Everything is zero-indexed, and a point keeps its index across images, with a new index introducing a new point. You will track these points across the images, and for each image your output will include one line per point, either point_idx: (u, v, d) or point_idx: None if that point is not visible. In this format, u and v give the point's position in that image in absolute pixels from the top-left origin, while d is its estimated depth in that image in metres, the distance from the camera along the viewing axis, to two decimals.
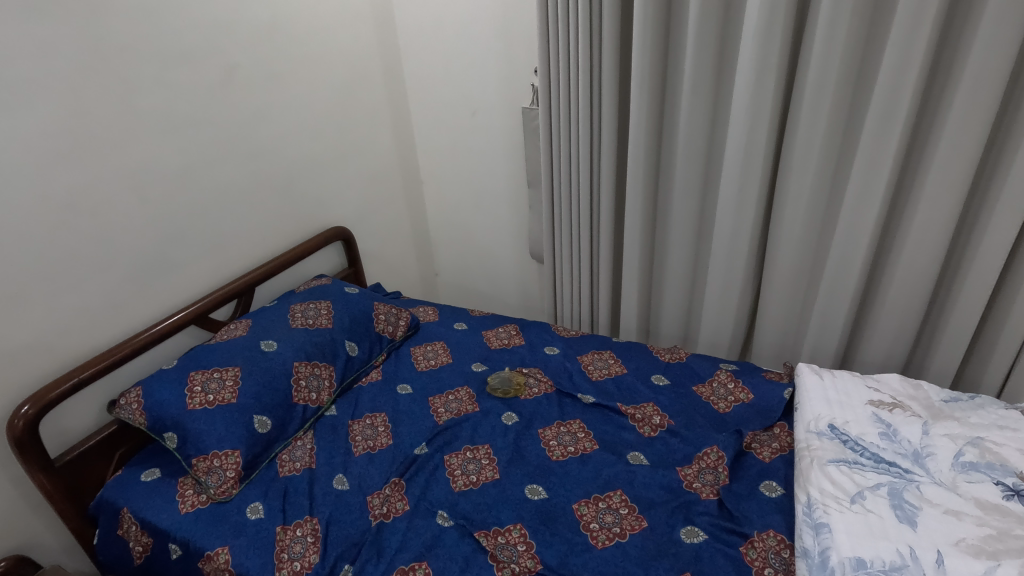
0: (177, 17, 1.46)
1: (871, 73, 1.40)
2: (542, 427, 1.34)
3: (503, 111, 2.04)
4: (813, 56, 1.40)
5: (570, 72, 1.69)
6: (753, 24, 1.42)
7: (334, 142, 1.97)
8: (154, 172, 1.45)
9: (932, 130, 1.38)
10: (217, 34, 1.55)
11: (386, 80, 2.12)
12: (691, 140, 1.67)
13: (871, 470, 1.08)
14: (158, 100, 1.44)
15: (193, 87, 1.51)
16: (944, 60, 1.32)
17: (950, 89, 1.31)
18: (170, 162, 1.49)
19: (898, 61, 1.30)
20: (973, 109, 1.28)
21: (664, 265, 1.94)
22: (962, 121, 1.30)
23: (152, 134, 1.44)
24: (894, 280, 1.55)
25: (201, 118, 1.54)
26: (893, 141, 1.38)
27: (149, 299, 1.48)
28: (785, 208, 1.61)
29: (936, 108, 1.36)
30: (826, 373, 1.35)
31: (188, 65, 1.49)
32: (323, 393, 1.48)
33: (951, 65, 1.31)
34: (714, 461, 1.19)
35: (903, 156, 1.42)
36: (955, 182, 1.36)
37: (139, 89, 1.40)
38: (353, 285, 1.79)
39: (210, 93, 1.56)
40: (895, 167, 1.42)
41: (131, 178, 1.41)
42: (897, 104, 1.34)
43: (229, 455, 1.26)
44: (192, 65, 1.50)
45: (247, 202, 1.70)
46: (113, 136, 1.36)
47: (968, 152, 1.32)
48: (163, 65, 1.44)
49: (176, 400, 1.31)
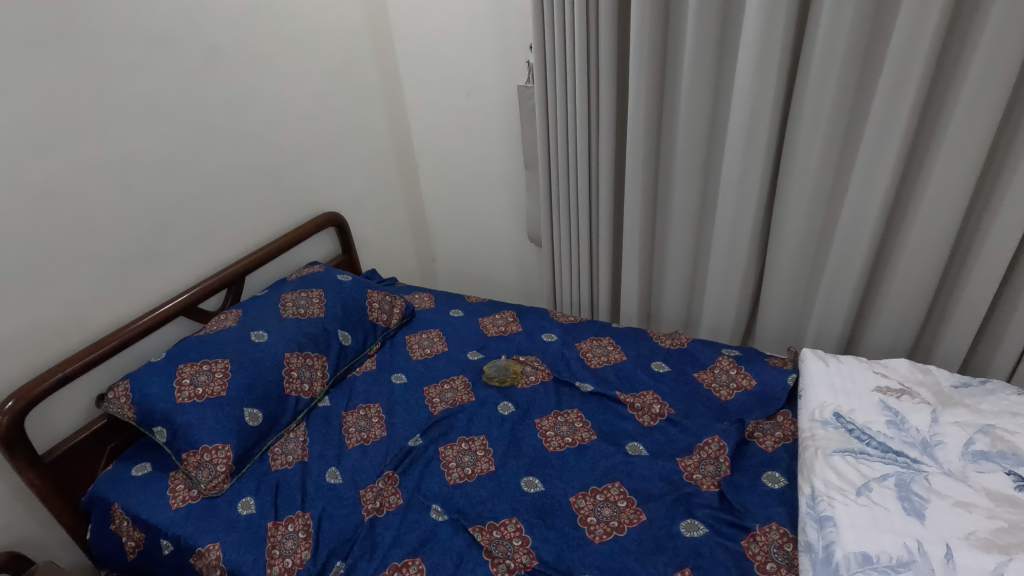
0: None
1: (882, 46, 1.33)
2: (539, 417, 1.31)
3: (499, 90, 1.97)
4: (820, 27, 1.33)
5: (567, 48, 1.62)
6: None
7: (324, 126, 1.91)
8: (137, 161, 1.41)
9: (944, 105, 1.32)
10: (196, 12, 1.49)
11: (377, 61, 2.05)
12: (692, 119, 1.61)
13: (877, 460, 1.05)
14: (136, 83, 1.38)
15: (174, 71, 1.46)
16: (959, 29, 1.25)
17: (964, 63, 1.25)
18: (153, 147, 1.43)
19: (910, 33, 1.23)
20: (988, 84, 1.21)
21: (666, 247, 1.89)
22: (976, 96, 1.23)
23: (132, 120, 1.38)
24: (903, 261, 1.50)
25: (183, 101, 1.48)
26: (904, 117, 1.32)
27: (135, 290, 1.45)
28: (791, 189, 1.56)
29: (949, 82, 1.29)
30: (831, 358, 1.31)
31: (167, 48, 1.43)
32: (316, 384, 1.45)
33: (966, 36, 1.24)
34: (715, 451, 1.16)
35: (914, 132, 1.35)
36: (968, 160, 1.30)
37: (117, 73, 1.34)
38: (346, 272, 1.75)
39: (192, 75, 1.50)
40: (905, 143, 1.35)
41: (113, 167, 1.36)
42: (908, 78, 1.28)
43: (219, 449, 1.24)
44: (172, 46, 1.44)
45: (233, 189, 1.65)
46: (91, 124, 1.31)
47: (982, 128, 1.25)
48: (142, 48, 1.38)
49: (165, 394, 1.29)
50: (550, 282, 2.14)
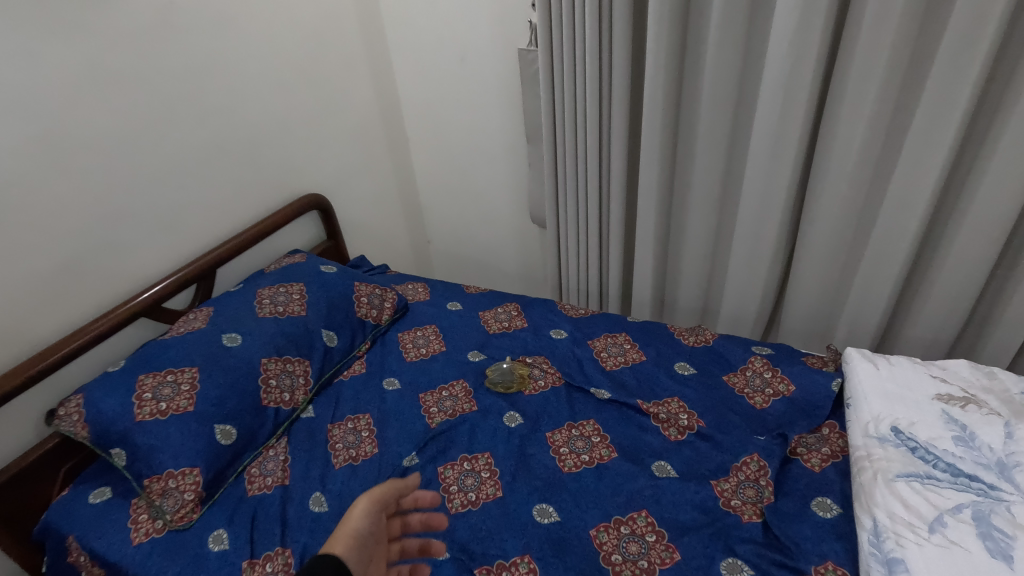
0: None
1: None
2: (551, 430, 1.16)
3: (497, 55, 1.76)
4: None
5: (577, 3, 1.42)
6: None
7: (303, 97, 1.70)
8: (82, 139, 1.21)
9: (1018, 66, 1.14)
10: None
11: (361, 22, 1.83)
12: (719, 85, 1.42)
13: (948, 486, 0.90)
14: (76, 46, 1.17)
15: (122, 32, 1.25)
16: None
17: None
18: (101, 124, 1.23)
19: None
20: None
21: (684, 229, 1.72)
22: None
23: (73, 91, 1.18)
24: (954, 248, 1.33)
25: (134, 70, 1.28)
26: (972, 80, 1.14)
27: (87, 289, 1.26)
28: (831, 165, 1.38)
29: None
30: (881, 360, 1.16)
31: (112, 5, 1.22)
32: (298, 392, 1.28)
33: None
34: (755, 473, 1.01)
35: (980, 98, 1.17)
36: None
37: (52, 35, 1.13)
38: (330, 262, 1.57)
39: (145, 39, 1.29)
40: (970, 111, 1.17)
41: (52, 147, 1.17)
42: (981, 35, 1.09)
43: (186, 474, 1.08)
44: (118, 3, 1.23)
45: (201, 171, 1.45)
46: (22, 95, 1.11)
47: None
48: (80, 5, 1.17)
49: (123, 410, 1.12)
50: (555, 267, 1.96)
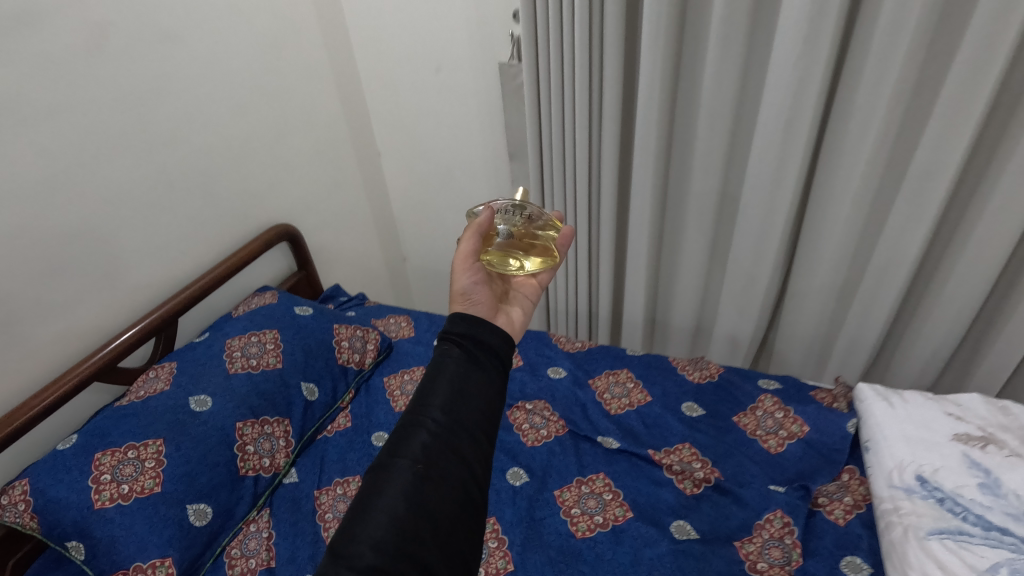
0: None
1: (957, 30, 1.08)
2: (559, 488, 1.08)
3: (474, 67, 1.62)
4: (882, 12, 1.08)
5: (565, 29, 1.31)
6: None
7: (267, 119, 1.53)
8: (19, 191, 1.05)
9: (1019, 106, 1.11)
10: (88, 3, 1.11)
11: (326, 36, 1.65)
12: (717, 108, 1.32)
13: (982, 543, 0.86)
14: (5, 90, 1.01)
15: (60, 69, 1.08)
16: None
17: None
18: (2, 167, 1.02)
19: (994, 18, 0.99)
20: None
21: (679, 251, 1.64)
22: None
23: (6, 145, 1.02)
24: (956, 268, 1.30)
25: (45, 96, 1.06)
26: (973, 118, 1.10)
27: (34, 355, 1.11)
28: (833, 186, 1.32)
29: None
30: (895, 398, 1.12)
31: (53, 49, 1.06)
32: (279, 456, 1.18)
33: None
34: (778, 531, 0.96)
35: (980, 134, 1.14)
36: None
37: None
38: (305, 301, 1.44)
39: (88, 79, 1.12)
40: (969, 149, 1.14)
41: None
42: (987, 72, 1.04)
43: (156, 566, 0.97)
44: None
45: (155, 217, 1.29)
46: None
47: None
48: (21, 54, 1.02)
49: (78, 497, 0.98)
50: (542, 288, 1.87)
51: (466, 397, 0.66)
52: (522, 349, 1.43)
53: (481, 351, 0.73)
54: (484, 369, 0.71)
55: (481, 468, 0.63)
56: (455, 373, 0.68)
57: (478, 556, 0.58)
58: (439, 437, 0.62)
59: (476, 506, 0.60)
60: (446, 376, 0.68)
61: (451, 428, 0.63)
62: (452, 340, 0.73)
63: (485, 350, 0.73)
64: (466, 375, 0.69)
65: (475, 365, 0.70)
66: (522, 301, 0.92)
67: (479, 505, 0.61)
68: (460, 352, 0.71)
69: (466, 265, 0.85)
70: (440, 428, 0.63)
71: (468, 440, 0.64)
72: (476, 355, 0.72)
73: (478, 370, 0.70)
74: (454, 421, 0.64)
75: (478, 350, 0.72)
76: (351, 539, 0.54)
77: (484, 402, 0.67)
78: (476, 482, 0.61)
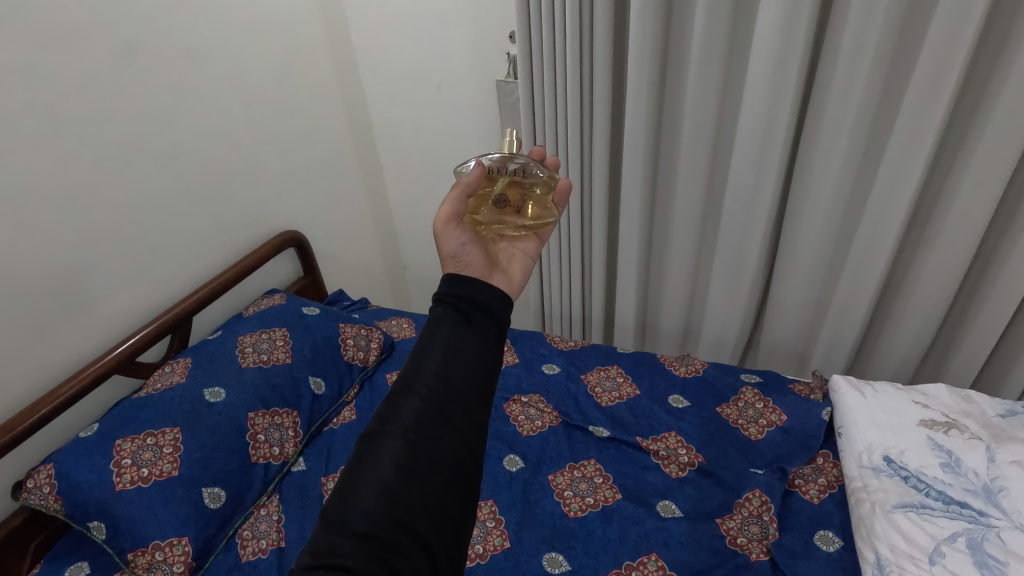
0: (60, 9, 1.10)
1: (913, 50, 1.19)
2: (553, 472, 1.15)
3: (473, 84, 1.73)
4: (846, 35, 1.19)
5: (557, 50, 1.41)
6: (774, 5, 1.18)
7: (278, 132, 1.62)
8: (53, 196, 1.13)
9: (972, 119, 1.21)
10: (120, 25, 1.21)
11: (334, 56, 1.76)
12: (699, 122, 1.42)
13: (942, 515, 0.93)
14: (43, 103, 1.10)
15: (94, 85, 1.17)
16: (990, 46, 1.14)
17: (1000, 76, 1.13)
18: (37, 172, 1.10)
19: (944, 40, 1.10)
20: None
21: (667, 257, 1.73)
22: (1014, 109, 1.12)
23: (42, 153, 1.11)
24: (924, 269, 1.39)
25: (77, 108, 1.15)
26: (930, 131, 1.20)
27: (58, 349, 1.18)
28: (807, 194, 1.41)
29: (982, 92, 1.18)
30: (866, 388, 1.20)
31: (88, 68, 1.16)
32: (288, 445, 1.24)
33: (1004, 43, 1.12)
34: (757, 508, 1.04)
35: (939, 145, 1.24)
36: (996, 173, 1.19)
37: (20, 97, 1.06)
38: (312, 302, 1.52)
39: (117, 94, 1.22)
40: (929, 159, 1.23)
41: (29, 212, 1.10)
42: (941, 89, 1.14)
43: (174, 544, 1.02)
44: (49, 22, 1.09)
45: (173, 222, 1.37)
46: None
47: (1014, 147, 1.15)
48: (58, 72, 1.11)
49: (100, 480, 1.04)
50: (537, 294, 1.95)
51: (461, 360, 0.61)
52: (517, 347, 1.50)
53: (477, 310, 0.67)
54: (481, 330, 0.65)
55: (479, 434, 0.57)
56: (450, 335, 0.63)
57: (473, 530, 0.54)
58: (431, 404, 0.57)
59: (470, 477, 0.55)
60: (441, 338, 0.62)
61: (446, 393, 0.58)
62: (447, 302, 0.67)
63: (482, 309, 0.67)
64: (462, 335, 0.63)
65: (471, 325, 0.65)
66: (520, 255, 0.91)
67: (475, 474, 0.56)
68: (454, 314, 0.66)
69: (450, 226, 0.85)
70: (434, 394, 0.57)
71: (463, 406, 0.58)
72: (473, 315, 0.66)
73: (474, 331, 0.64)
74: (450, 387, 0.58)
75: (473, 310, 0.67)
76: (340, 513, 0.49)
77: (481, 364, 0.61)
78: (471, 452, 0.56)
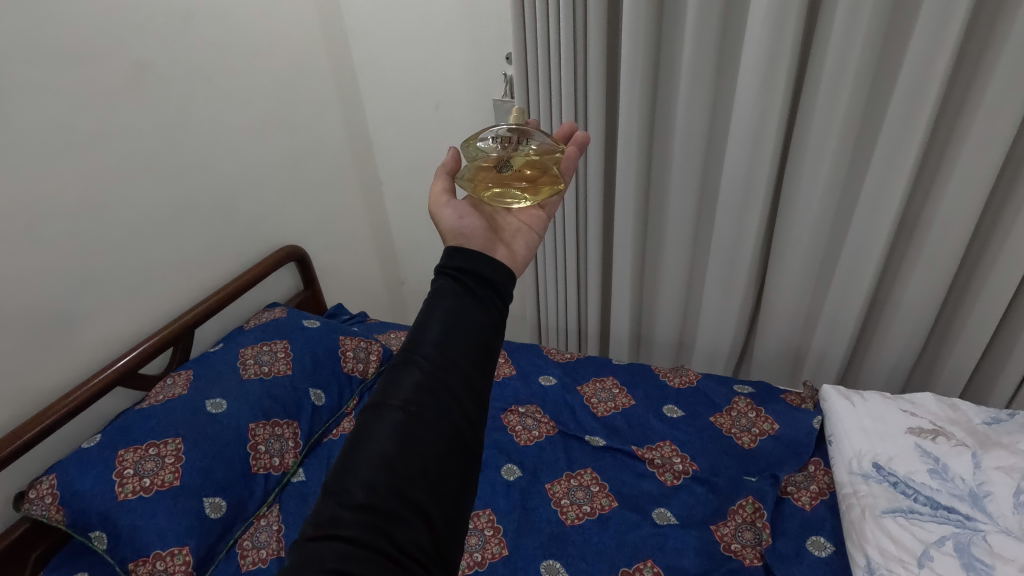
0: (75, 33, 1.15)
1: (892, 72, 1.25)
2: (550, 481, 1.17)
3: (471, 104, 1.78)
4: (827, 57, 1.24)
5: (552, 70, 1.46)
6: (759, 29, 1.24)
7: (280, 150, 1.66)
8: (63, 211, 1.17)
9: (950, 137, 1.26)
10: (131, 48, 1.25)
11: (335, 76, 1.81)
12: (689, 139, 1.47)
13: (930, 519, 0.95)
14: (57, 122, 1.14)
15: (105, 105, 1.22)
16: (965, 68, 1.20)
17: (974, 96, 1.18)
18: (49, 187, 1.14)
19: (921, 62, 1.15)
20: (999, 121, 1.16)
21: (660, 270, 1.77)
22: (989, 127, 1.17)
23: (53, 170, 1.14)
24: (910, 281, 1.43)
25: (89, 127, 1.19)
26: (910, 148, 1.25)
27: (63, 360, 1.20)
28: (795, 209, 1.46)
29: (958, 111, 1.23)
30: (856, 396, 1.23)
31: (99, 88, 1.20)
32: (288, 456, 1.26)
33: (978, 65, 1.18)
34: (750, 515, 1.06)
35: (919, 162, 1.29)
36: (974, 188, 1.24)
37: (35, 116, 1.10)
38: (313, 316, 1.54)
39: (127, 113, 1.26)
40: (910, 175, 1.28)
41: (39, 226, 1.13)
42: (919, 108, 1.20)
43: (175, 554, 1.03)
44: (62, 44, 1.13)
45: (178, 236, 1.41)
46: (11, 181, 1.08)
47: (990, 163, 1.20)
48: (71, 93, 1.15)
49: (102, 489, 1.06)
50: (534, 308, 1.98)
51: (459, 333, 0.62)
52: (513, 358, 1.53)
53: (474, 286, 0.68)
54: (479, 307, 0.66)
55: (476, 404, 0.59)
56: (449, 308, 0.65)
57: (471, 498, 0.55)
58: (431, 376, 0.58)
59: (468, 447, 0.57)
60: (440, 311, 0.64)
61: (444, 365, 0.59)
62: (446, 277, 0.69)
63: (479, 284, 0.69)
64: (460, 310, 0.65)
65: (469, 300, 0.67)
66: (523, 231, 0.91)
67: (473, 443, 0.57)
68: (453, 289, 0.67)
69: (445, 206, 0.90)
70: (431, 366, 0.59)
71: (461, 378, 0.60)
72: (471, 290, 0.68)
73: (472, 305, 0.66)
74: (447, 359, 0.60)
75: (471, 286, 0.68)
76: (341, 482, 0.51)
77: (478, 336, 0.63)
78: (469, 425, 0.58)
